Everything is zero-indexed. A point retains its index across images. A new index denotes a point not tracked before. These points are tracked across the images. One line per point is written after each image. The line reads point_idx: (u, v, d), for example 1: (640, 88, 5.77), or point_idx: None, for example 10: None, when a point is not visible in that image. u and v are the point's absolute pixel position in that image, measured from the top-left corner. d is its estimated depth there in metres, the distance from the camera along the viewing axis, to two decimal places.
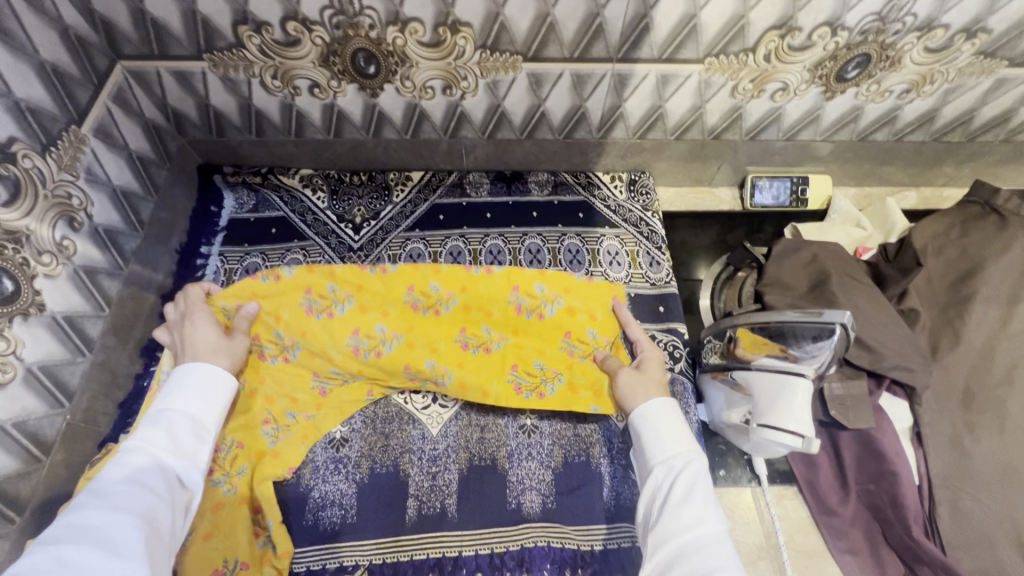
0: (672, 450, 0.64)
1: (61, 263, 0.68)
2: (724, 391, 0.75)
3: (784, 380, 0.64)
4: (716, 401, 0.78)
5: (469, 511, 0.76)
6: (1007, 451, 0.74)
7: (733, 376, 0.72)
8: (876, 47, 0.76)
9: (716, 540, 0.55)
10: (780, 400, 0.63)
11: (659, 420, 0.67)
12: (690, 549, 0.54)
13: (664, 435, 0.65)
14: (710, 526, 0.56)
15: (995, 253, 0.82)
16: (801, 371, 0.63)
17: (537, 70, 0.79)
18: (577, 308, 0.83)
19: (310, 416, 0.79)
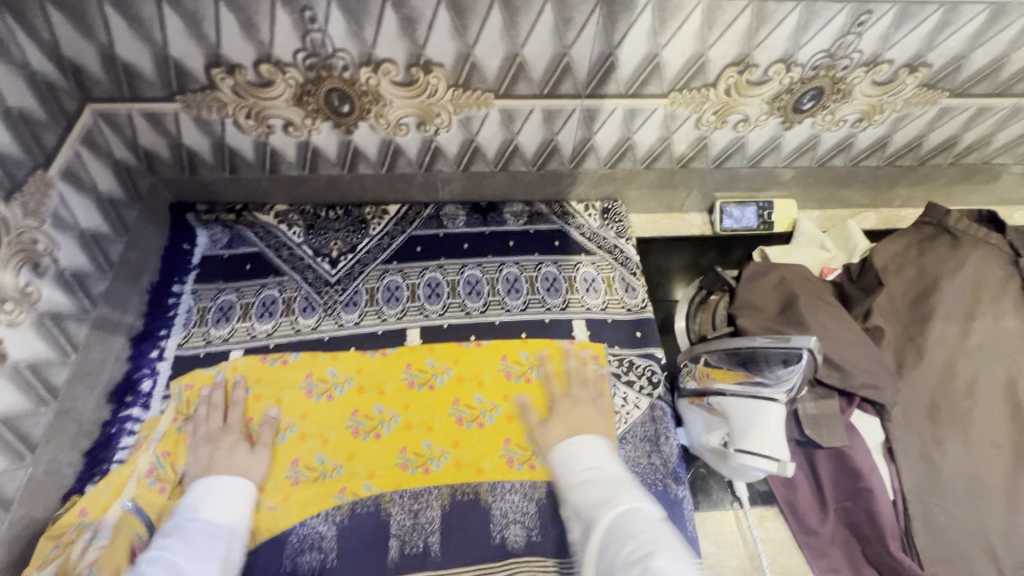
0: (594, 475, 0.62)
1: (24, 309, 0.66)
2: (703, 416, 0.75)
3: (760, 404, 0.65)
4: (695, 425, 0.79)
5: (453, 549, 0.74)
6: (972, 462, 0.77)
7: (711, 403, 0.73)
8: (827, 81, 0.80)
9: (653, 526, 0.53)
10: (755, 425, 0.64)
11: (575, 447, 0.68)
12: (627, 537, 0.51)
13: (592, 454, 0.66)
14: (643, 523, 0.53)
15: (949, 272, 0.86)
16: (775, 395, 0.65)
17: (508, 106, 0.81)
18: (560, 371, 0.88)
19: (274, 506, 0.75)
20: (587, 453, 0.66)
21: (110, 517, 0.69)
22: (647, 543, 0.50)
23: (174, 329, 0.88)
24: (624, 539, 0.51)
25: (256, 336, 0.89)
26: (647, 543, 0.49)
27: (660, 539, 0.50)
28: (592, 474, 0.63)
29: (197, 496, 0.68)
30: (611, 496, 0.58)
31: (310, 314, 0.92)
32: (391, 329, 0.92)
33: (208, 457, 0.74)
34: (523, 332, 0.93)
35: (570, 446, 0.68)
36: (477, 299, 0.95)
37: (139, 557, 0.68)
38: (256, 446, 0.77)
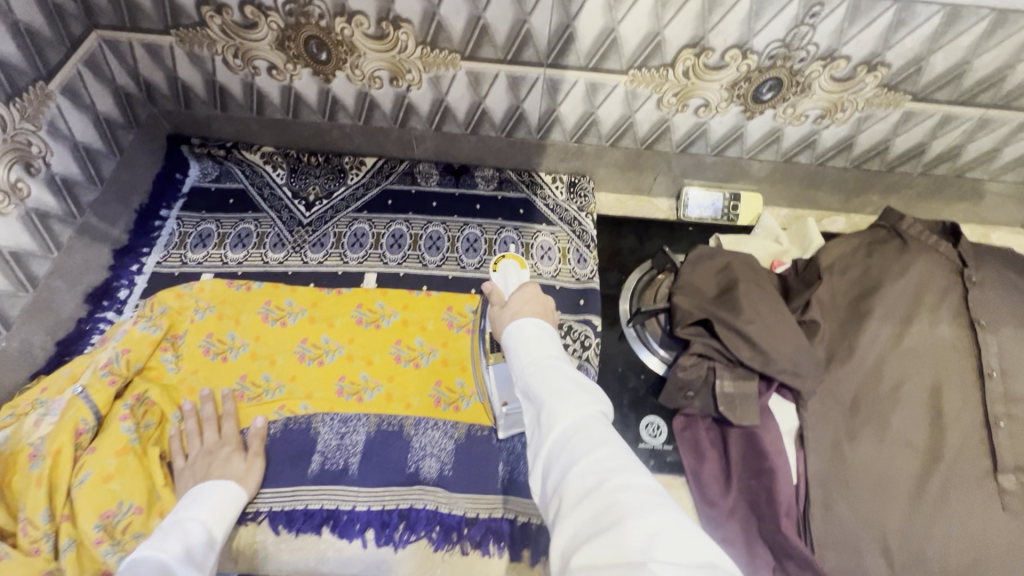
0: (554, 368, 0.58)
1: (13, 203, 0.74)
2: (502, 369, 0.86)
3: (503, 269, 0.85)
4: (500, 392, 0.86)
5: (369, 470, 0.80)
6: (882, 459, 0.79)
7: (494, 364, 0.87)
8: (785, 72, 0.82)
9: (591, 425, 0.52)
10: (513, 283, 0.81)
11: (525, 332, 0.65)
12: (570, 445, 0.50)
13: (532, 339, 0.64)
14: (601, 424, 0.52)
15: (892, 275, 0.87)
16: (503, 259, 0.86)
17: (474, 68, 0.86)
18: None
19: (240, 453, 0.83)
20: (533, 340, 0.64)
21: (62, 399, 0.74)
22: (599, 462, 0.47)
23: (155, 247, 0.97)
24: (569, 446, 0.50)
25: (228, 263, 0.97)
26: (585, 454, 0.48)
27: (605, 446, 0.49)
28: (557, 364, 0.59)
29: (189, 504, 0.69)
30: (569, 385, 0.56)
31: (280, 249, 0.99)
32: (350, 271, 0.98)
33: (205, 468, 0.75)
34: (473, 288, 0.97)
35: (517, 329, 0.66)
36: (436, 254, 1.01)
37: (84, 438, 0.72)
38: (249, 454, 0.78)
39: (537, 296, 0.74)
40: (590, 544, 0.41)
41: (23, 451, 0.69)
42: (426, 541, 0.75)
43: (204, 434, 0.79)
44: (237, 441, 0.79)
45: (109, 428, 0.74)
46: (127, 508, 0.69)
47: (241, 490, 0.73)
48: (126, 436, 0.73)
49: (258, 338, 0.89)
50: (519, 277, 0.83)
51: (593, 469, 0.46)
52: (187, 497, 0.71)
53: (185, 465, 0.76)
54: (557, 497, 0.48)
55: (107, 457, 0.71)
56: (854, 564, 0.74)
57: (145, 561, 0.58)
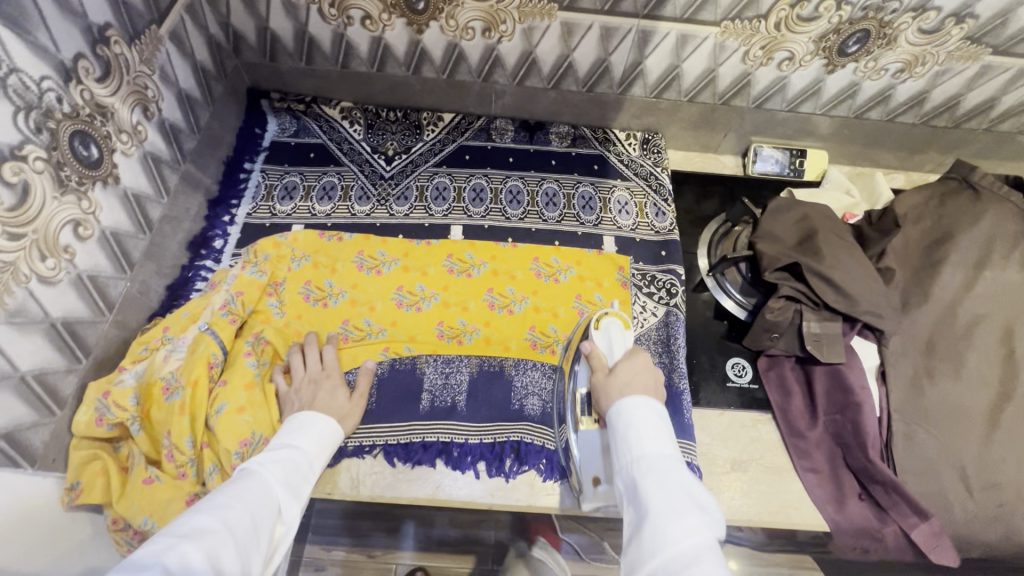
0: (666, 482, 0.57)
1: (135, 144, 0.75)
2: (592, 437, 0.73)
3: (605, 327, 0.81)
4: (587, 464, 0.72)
5: (476, 407, 0.84)
6: (959, 394, 0.84)
7: (583, 430, 0.74)
8: (874, 24, 0.85)
9: (703, 556, 0.50)
10: (618, 350, 0.77)
11: (638, 418, 0.64)
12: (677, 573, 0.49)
13: (646, 427, 0.63)
14: (712, 555, 0.51)
15: (965, 224, 0.91)
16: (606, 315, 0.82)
17: (570, 19, 0.87)
18: (587, 276, 0.96)
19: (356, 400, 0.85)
20: (650, 432, 0.62)
21: (189, 335, 0.76)
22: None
23: (244, 200, 0.98)
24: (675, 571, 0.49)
25: (316, 215, 0.99)
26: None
27: None
28: (674, 475, 0.58)
29: (294, 427, 0.71)
30: (680, 507, 0.54)
31: (365, 202, 1.01)
32: (437, 223, 1.01)
33: (311, 395, 0.76)
34: (556, 240, 1.01)
35: (629, 410, 0.65)
36: (517, 208, 1.03)
37: (214, 371, 0.75)
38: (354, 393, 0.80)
39: (647, 368, 0.72)
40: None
41: (158, 382, 0.71)
42: (535, 471, 0.80)
43: (305, 363, 0.80)
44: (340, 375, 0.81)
45: (236, 364, 0.77)
46: (260, 436, 0.73)
47: (339, 426, 0.74)
48: (252, 371, 0.77)
49: (356, 285, 0.92)
50: (624, 340, 0.79)
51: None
52: (289, 423, 0.72)
53: (291, 390, 0.77)
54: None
55: (238, 389, 0.74)
56: (937, 489, 0.79)
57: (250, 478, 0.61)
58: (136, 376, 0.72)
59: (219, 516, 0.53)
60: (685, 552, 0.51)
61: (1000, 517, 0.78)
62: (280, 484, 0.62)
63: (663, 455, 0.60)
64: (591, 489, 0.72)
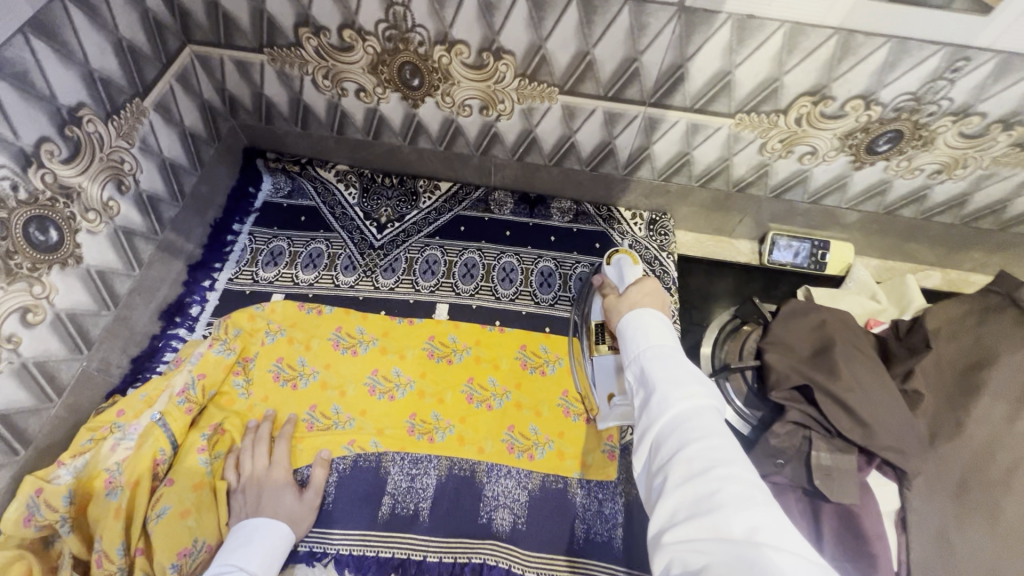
0: (678, 367, 0.55)
1: (103, 221, 0.72)
2: (608, 362, 0.78)
3: (615, 263, 0.83)
4: (603, 385, 0.78)
5: (440, 518, 0.77)
6: (996, 554, 0.71)
7: (599, 356, 0.79)
8: (909, 125, 0.76)
9: (705, 412, 0.51)
10: (629, 279, 0.78)
11: (643, 321, 0.62)
12: (680, 426, 0.50)
13: (649, 333, 0.61)
14: (713, 414, 0.51)
15: (1009, 348, 0.81)
16: (617, 254, 0.84)
17: (571, 102, 0.82)
18: None
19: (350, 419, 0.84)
20: (653, 328, 0.61)
21: (140, 424, 0.72)
22: (708, 449, 0.47)
23: (227, 263, 0.96)
24: (678, 428, 0.50)
25: (298, 284, 0.95)
26: (695, 440, 0.48)
27: (732, 472, 0.45)
28: (681, 360, 0.56)
29: (239, 545, 0.67)
30: (693, 386, 0.52)
31: (350, 272, 0.97)
32: (422, 301, 0.95)
33: (256, 498, 0.72)
34: (547, 327, 0.94)
35: (635, 318, 0.64)
36: (509, 287, 0.97)
37: (161, 468, 0.71)
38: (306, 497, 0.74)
39: (658, 289, 0.70)
40: (693, 521, 0.43)
41: (99, 477, 0.67)
42: None
43: (257, 456, 0.76)
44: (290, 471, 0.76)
45: (185, 458, 0.72)
46: (202, 544, 0.69)
47: (289, 530, 0.71)
48: (203, 469, 0.72)
49: (329, 366, 0.87)
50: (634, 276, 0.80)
51: (702, 455, 0.47)
52: (233, 535, 0.69)
53: (237, 486, 0.74)
54: (660, 475, 0.49)
55: (184, 490, 0.69)
56: None
57: None
58: (76, 471, 0.68)
59: None
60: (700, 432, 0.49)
61: None
62: None
63: (672, 349, 0.58)
64: (607, 408, 0.78)
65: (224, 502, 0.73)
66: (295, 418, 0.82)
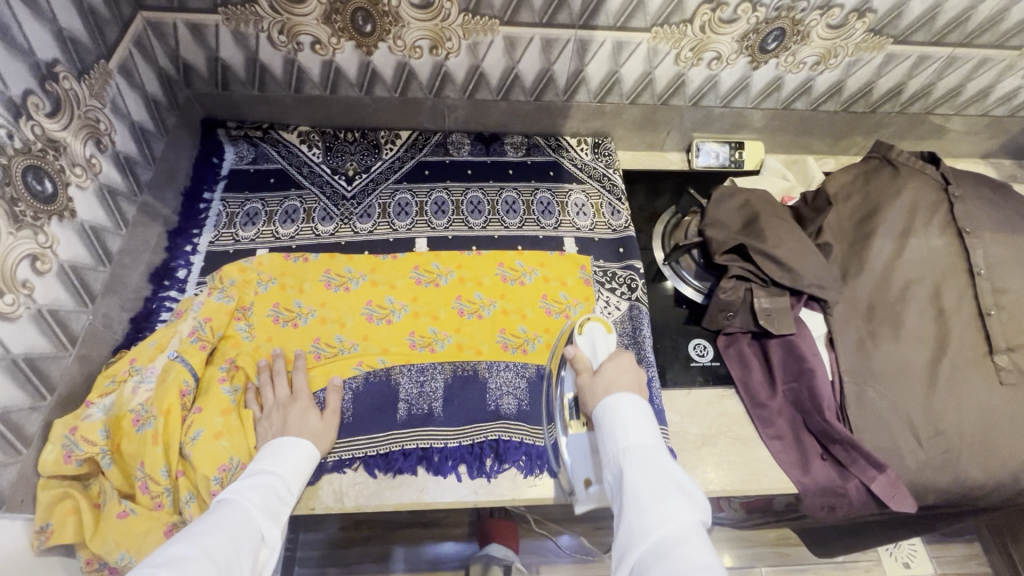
0: (663, 501, 0.56)
1: (89, 178, 0.75)
2: (581, 442, 0.77)
3: (588, 332, 0.84)
4: (578, 467, 0.75)
5: (453, 411, 0.86)
6: (901, 354, 0.90)
7: (572, 433, 0.78)
8: (788, 22, 0.93)
9: (689, 537, 0.53)
10: (601, 353, 0.80)
11: (621, 410, 0.66)
12: (663, 555, 0.52)
13: (630, 424, 0.65)
14: (697, 536, 0.54)
15: (889, 197, 1.00)
16: (588, 323, 0.86)
17: (512, 33, 0.92)
18: (551, 277, 1.00)
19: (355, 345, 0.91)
20: (633, 422, 0.65)
21: (157, 365, 0.76)
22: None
23: (205, 228, 0.98)
24: (661, 558, 0.52)
25: (280, 238, 1.00)
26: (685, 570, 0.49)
27: None
28: (661, 476, 0.59)
29: (268, 457, 0.71)
30: (670, 523, 0.55)
31: (328, 222, 1.03)
32: (401, 238, 1.03)
33: (282, 421, 0.77)
34: (519, 245, 1.04)
35: (612, 405, 0.67)
36: (479, 217, 1.06)
37: (187, 399, 0.75)
38: (325, 415, 0.80)
39: (632, 366, 0.74)
40: None
41: (127, 415, 0.71)
42: (515, 469, 0.82)
43: (276, 388, 0.81)
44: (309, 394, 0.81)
45: (208, 390, 0.77)
46: (237, 462, 0.74)
47: (314, 447, 0.75)
48: (227, 397, 0.77)
49: (324, 304, 0.93)
50: (607, 345, 0.82)
51: None
52: (267, 450, 0.72)
53: (263, 415, 0.78)
54: None
55: (213, 416, 0.74)
56: (890, 445, 0.84)
57: (228, 507, 0.62)
58: (105, 410, 0.71)
59: (198, 544, 0.54)
60: (675, 559, 0.51)
61: (948, 462, 0.83)
62: (259, 509, 0.63)
63: (654, 451, 0.62)
64: (583, 491, 0.74)
65: (251, 427, 0.77)
66: (303, 351, 0.88)
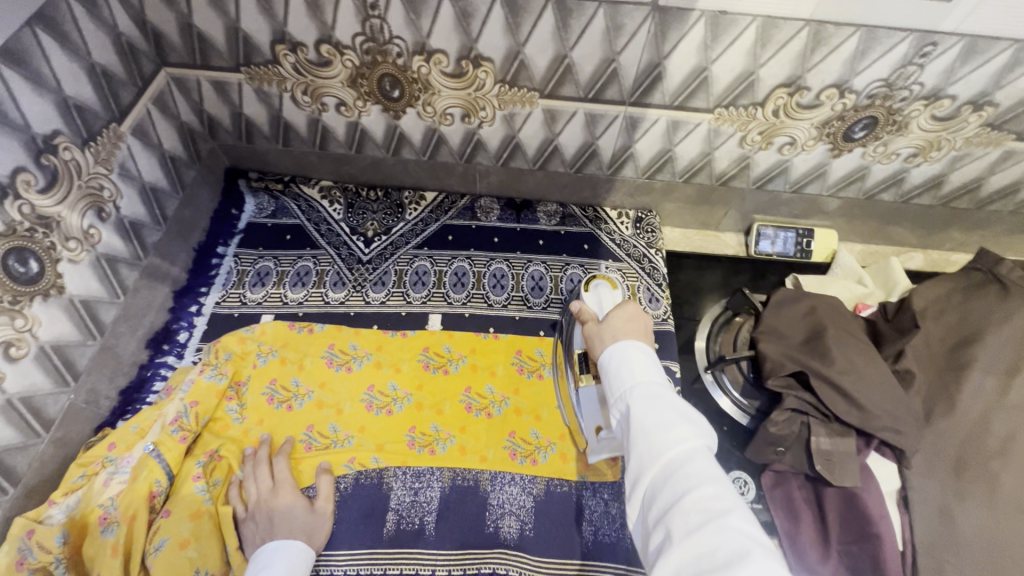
0: (670, 423, 0.51)
1: (85, 250, 0.71)
2: (592, 393, 0.74)
3: (594, 291, 0.82)
4: (589, 418, 0.75)
5: (447, 531, 0.76)
6: (996, 525, 0.72)
7: (583, 386, 0.75)
8: (883, 111, 0.78)
9: (700, 460, 0.48)
10: (607, 305, 0.78)
11: (624, 355, 0.60)
12: (673, 478, 0.48)
13: (632, 364, 0.59)
14: (706, 456, 0.49)
15: (995, 322, 0.82)
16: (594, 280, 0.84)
17: (552, 106, 0.82)
18: None
19: (350, 436, 0.83)
20: (635, 363, 0.59)
21: (132, 456, 0.71)
22: (704, 501, 0.44)
23: (213, 287, 0.94)
24: (671, 479, 0.48)
25: (287, 304, 0.94)
26: (692, 489, 0.45)
27: (733, 524, 0.42)
28: (667, 402, 0.53)
29: (258, 572, 0.64)
30: (680, 438, 0.50)
31: (339, 288, 0.96)
32: (414, 312, 0.94)
33: (267, 522, 0.71)
34: (541, 330, 0.94)
35: (616, 352, 0.61)
36: (501, 293, 0.97)
37: (157, 500, 0.69)
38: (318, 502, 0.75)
39: (640, 315, 0.68)
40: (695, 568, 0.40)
41: (91, 515, 0.65)
42: None
43: (259, 482, 0.74)
44: (296, 488, 0.75)
45: (182, 488, 0.71)
46: (205, 575, 0.67)
47: (308, 543, 0.70)
48: (200, 498, 0.70)
49: (323, 385, 0.86)
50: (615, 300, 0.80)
51: (699, 512, 0.44)
52: (254, 561, 0.68)
53: (247, 515, 0.72)
54: (658, 531, 0.46)
55: (182, 521, 0.68)
56: None
57: None
58: (68, 509, 0.66)
59: None
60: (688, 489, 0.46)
61: None
62: None
63: (659, 385, 0.56)
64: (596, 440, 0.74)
65: (230, 529, 0.71)
66: (292, 440, 0.81)
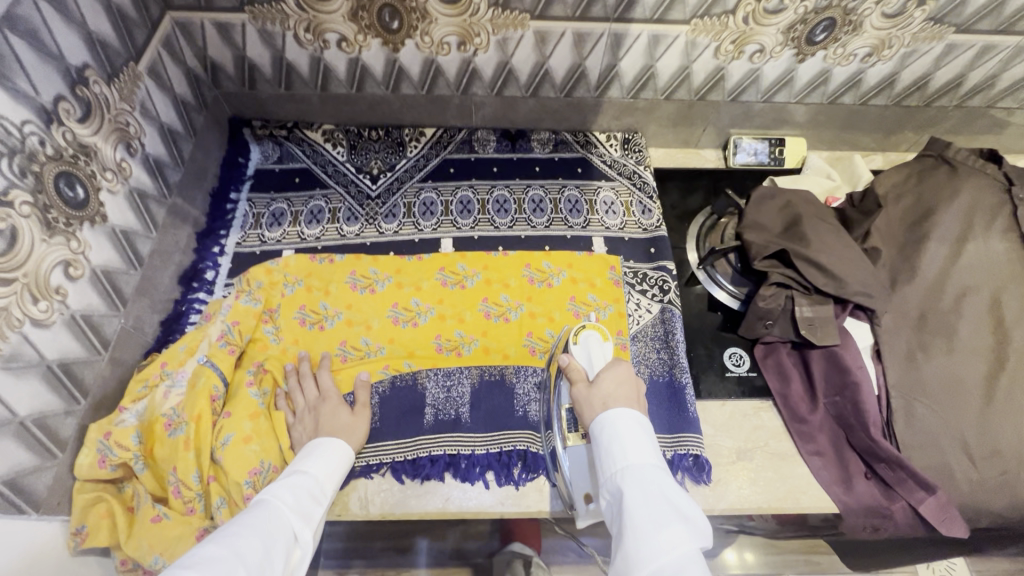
0: (658, 524, 0.54)
1: (120, 182, 0.76)
2: (580, 454, 0.74)
3: (583, 341, 0.79)
4: (578, 482, 0.73)
5: (481, 418, 0.84)
6: (954, 367, 0.84)
7: (571, 446, 0.75)
8: (839, 12, 0.86)
9: (688, 565, 0.51)
10: (596, 362, 0.76)
11: (620, 429, 0.64)
12: None
13: (629, 441, 0.62)
14: (695, 563, 0.51)
15: (945, 199, 0.93)
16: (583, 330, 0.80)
17: (542, 27, 0.89)
18: (579, 278, 0.97)
19: (382, 348, 0.90)
20: (632, 442, 0.62)
21: (187, 370, 0.77)
22: None
23: (232, 229, 0.98)
24: None
25: (306, 239, 0.99)
26: None
27: None
28: (659, 497, 0.57)
29: (306, 455, 0.70)
30: (666, 543, 0.52)
31: (353, 222, 1.01)
32: (426, 239, 1.01)
33: (316, 423, 0.76)
34: (546, 245, 1.01)
35: (611, 423, 0.65)
36: (506, 216, 1.04)
37: (216, 404, 0.75)
38: (357, 407, 0.80)
39: (629, 376, 0.71)
40: None
41: (159, 420, 0.72)
42: (545, 477, 0.79)
43: (306, 390, 0.80)
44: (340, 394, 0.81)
45: (237, 394, 0.77)
46: (269, 465, 0.73)
47: (348, 446, 0.74)
48: (255, 401, 0.77)
49: (350, 306, 0.92)
50: (603, 353, 0.78)
51: None
52: (308, 449, 0.72)
53: (296, 418, 0.78)
54: None
55: (243, 420, 0.74)
56: (940, 464, 0.79)
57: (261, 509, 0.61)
58: (138, 414, 0.73)
59: (228, 545, 0.52)
60: None
61: (1005, 484, 0.77)
62: (292, 511, 0.62)
63: (652, 468, 0.60)
64: (583, 506, 0.72)
65: (283, 430, 0.77)
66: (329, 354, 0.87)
